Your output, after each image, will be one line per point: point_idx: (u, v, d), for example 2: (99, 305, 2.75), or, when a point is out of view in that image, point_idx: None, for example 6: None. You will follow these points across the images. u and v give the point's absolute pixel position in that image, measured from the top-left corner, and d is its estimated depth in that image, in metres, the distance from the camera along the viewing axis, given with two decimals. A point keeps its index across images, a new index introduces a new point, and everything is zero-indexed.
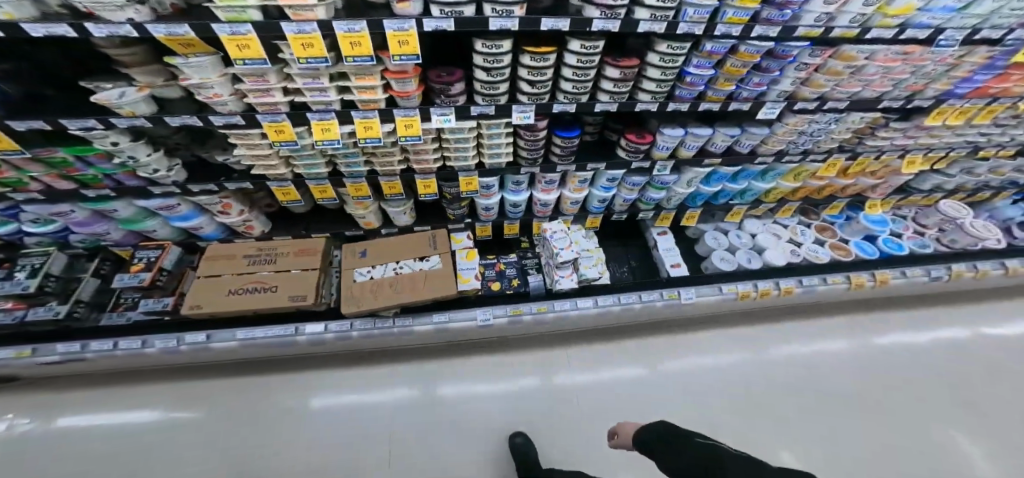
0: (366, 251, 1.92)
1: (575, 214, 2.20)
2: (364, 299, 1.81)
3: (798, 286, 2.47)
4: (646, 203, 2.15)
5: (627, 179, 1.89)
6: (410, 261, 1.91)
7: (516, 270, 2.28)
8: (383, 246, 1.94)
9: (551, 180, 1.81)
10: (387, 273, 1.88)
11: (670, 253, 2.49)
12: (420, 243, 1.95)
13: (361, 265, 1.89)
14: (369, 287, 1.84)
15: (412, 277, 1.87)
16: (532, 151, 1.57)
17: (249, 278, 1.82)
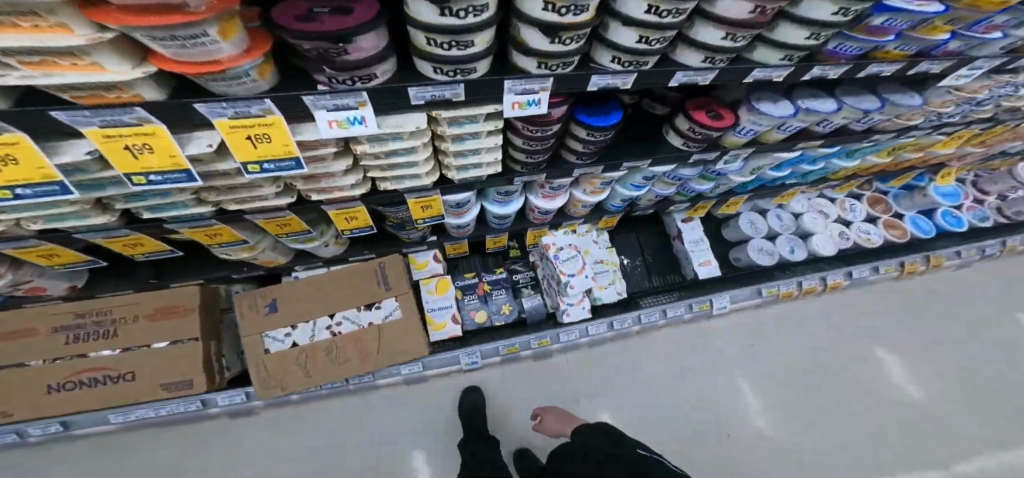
0: (277, 302, 1.21)
1: (585, 215, 1.52)
2: (293, 380, 1.19)
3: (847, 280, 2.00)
4: (683, 194, 1.54)
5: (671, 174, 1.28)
6: (355, 311, 1.24)
7: (505, 293, 1.56)
8: (307, 289, 1.22)
9: (560, 185, 1.18)
10: (317, 335, 1.21)
11: (697, 248, 1.83)
12: (366, 279, 1.26)
13: (273, 326, 1.19)
14: (293, 360, 1.19)
15: (361, 337, 1.22)
16: (536, 147, 0.90)
17: (82, 364, 1.15)
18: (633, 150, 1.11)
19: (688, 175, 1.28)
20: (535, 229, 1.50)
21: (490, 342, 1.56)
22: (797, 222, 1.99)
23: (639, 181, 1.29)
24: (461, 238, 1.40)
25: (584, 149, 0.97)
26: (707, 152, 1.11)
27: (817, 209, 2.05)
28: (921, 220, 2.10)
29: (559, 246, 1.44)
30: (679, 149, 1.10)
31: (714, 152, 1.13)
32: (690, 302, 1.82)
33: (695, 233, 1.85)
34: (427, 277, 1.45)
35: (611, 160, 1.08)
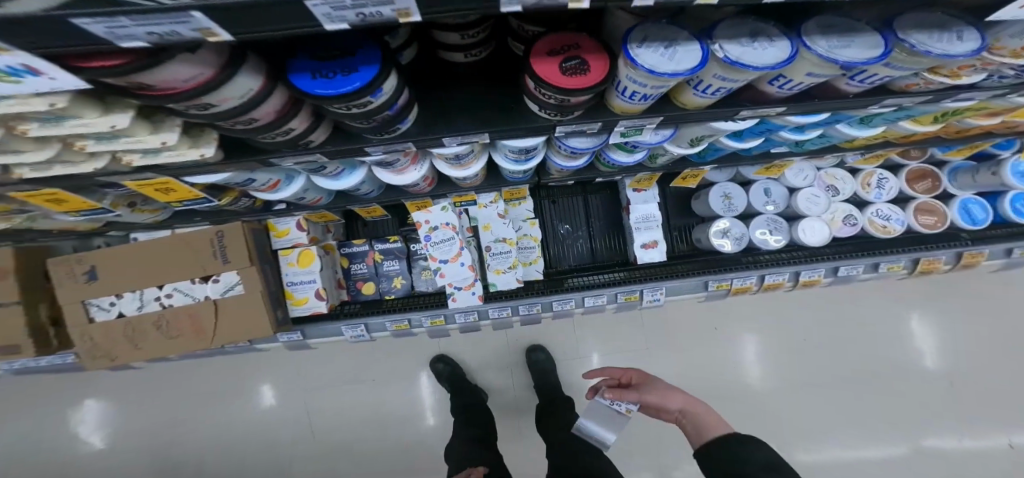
0: (98, 269, 1.08)
1: (480, 186, 1.27)
2: (120, 352, 1.13)
3: (829, 277, 1.54)
4: (607, 165, 1.19)
5: (563, 142, 0.94)
6: (187, 284, 1.14)
7: (399, 265, 1.51)
8: (130, 261, 1.09)
9: (391, 157, 0.91)
10: (146, 307, 1.12)
11: (642, 227, 1.54)
12: (195, 250, 1.12)
13: (94, 294, 1.09)
14: (117, 333, 1.11)
15: (190, 314, 1.14)
16: (273, 138, 0.64)
17: None
18: (479, 116, 0.79)
19: (585, 150, 0.94)
20: (416, 200, 1.25)
21: (383, 315, 1.48)
22: (787, 202, 1.56)
23: (511, 153, 0.97)
24: (319, 208, 1.20)
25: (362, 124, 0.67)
26: (585, 122, 0.79)
27: (821, 184, 1.56)
28: (976, 207, 1.60)
29: (435, 226, 1.27)
30: (545, 118, 0.78)
31: (597, 124, 0.80)
32: (617, 291, 1.50)
33: (643, 209, 1.53)
34: (289, 247, 1.33)
35: (437, 135, 0.77)
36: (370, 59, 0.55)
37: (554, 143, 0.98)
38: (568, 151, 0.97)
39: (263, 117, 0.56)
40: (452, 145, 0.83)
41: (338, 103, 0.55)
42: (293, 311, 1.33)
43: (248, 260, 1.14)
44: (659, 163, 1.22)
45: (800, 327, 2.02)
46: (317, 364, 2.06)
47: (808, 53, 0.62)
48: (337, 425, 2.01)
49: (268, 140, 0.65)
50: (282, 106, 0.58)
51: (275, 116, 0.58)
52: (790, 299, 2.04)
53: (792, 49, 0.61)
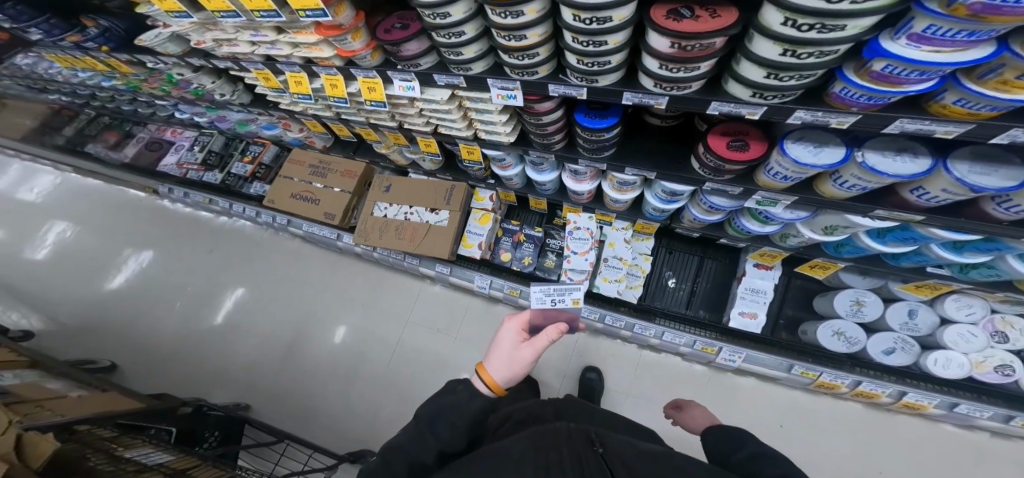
0: (391, 187, 1.82)
1: (620, 213, 1.57)
2: (373, 236, 1.77)
3: (938, 408, 1.47)
4: (737, 230, 1.41)
5: (703, 197, 1.22)
6: (422, 210, 1.74)
7: (532, 249, 1.76)
8: (405, 188, 1.79)
9: (577, 169, 1.31)
10: (395, 215, 1.77)
11: (747, 297, 1.64)
12: (437, 193, 1.73)
13: (382, 200, 1.82)
14: (380, 226, 1.77)
15: (416, 228, 1.72)
16: (542, 138, 1.15)
17: (303, 186, 1.98)
18: (653, 160, 1.15)
19: (723, 208, 1.21)
20: (572, 205, 1.60)
21: (506, 280, 1.77)
22: (931, 330, 1.48)
23: (662, 192, 1.28)
24: (511, 189, 1.68)
25: (591, 146, 1.13)
26: (732, 185, 1.08)
27: (988, 327, 1.42)
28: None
29: (579, 227, 1.66)
30: (699, 174, 1.10)
31: (747, 190, 1.09)
32: (697, 338, 1.64)
33: (755, 282, 1.64)
34: (477, 207, 1.76)
35: (624, 163, 1.16)
36: (618, 110, 1.03)
37: (697, 197, 1.27)
38: (708, 207, 1.26)
39: (553, 130, 1.10)
40: (628, 174, 1.21)
41: (597, 130, 1.03)
42: (461, 250, 1.71)
43: (458, 206, 1.68)
44: (789, 244, 1.38)
45: None
46: (418, 308, 2.48)
47: (946, 174, 0.82)
48: (411, 373, 2.33)
49: (543, 141, 1.19)
50: (560, 127, 1.10)
51: (553, 132, 1.11)
52: (927, 458, 1.68)
53: (931, 166, 0.83)
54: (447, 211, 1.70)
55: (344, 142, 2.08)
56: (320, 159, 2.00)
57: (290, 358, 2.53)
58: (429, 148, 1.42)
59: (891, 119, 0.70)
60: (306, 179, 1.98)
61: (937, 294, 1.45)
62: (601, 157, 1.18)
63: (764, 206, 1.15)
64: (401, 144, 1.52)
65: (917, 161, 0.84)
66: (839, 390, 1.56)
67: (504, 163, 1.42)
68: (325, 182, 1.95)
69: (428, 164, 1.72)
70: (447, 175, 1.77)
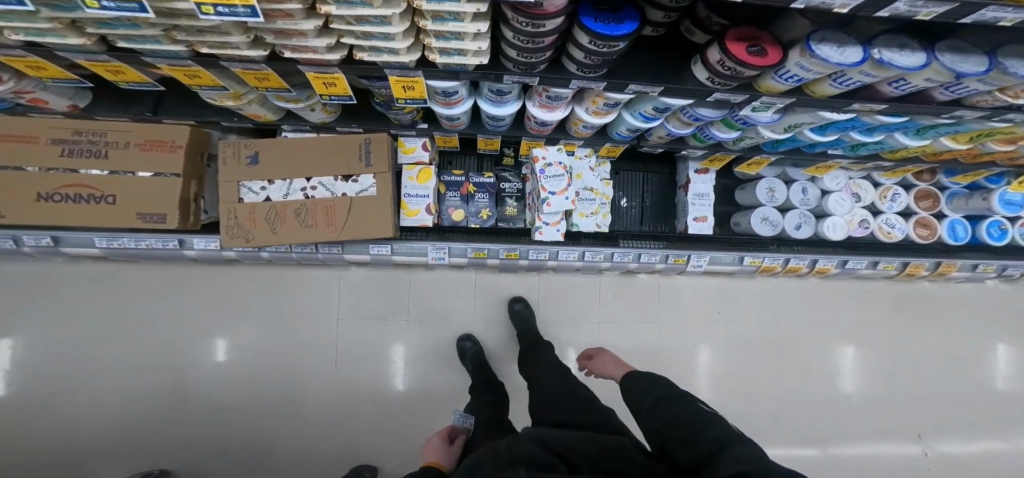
0: (259, 158, 1.23)
1: (586, 141, 1.44)
2: (264, 229, 1.23)
3: (838, 268, 1.90)
4: (699, 140, 1.39)
5: (687, 111, 1.15)
6: (330, 181, 1.25)
7: (488, 199, 1.63)
8: (294, 155, 1.24)
9: (558, 96, 1.06)
10: (291, 195, 1.24)
11: (697, 203, 1.80)
12: (346, 151, 1.25)
13: (251, 178, 1.22)
14: (266, 212, 1.23)
15: (332, 205, 1.25)
16: (524, 55, 0.82)
17: (79, 179, 1.19)
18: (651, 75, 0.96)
19: (708, 118, 1.15)
20: (530, 139, 1.42)
21: (467, 242, 1.62)
22: (819, 202, 1.83)
23: (648, 112, 1.14)
24: (454, 132, 1.34)
25: (586, 61, 0.85)
26: (734, 93, 0.98)
27: (849, 191, 1.84)
28: (960, 225, 1.93)
29: (549, 163, 1.42)
30: (705, 86, 0.96)
31: (743, 97, 1.00)
32: (669, 252, 1.77)
33: (701, 188, 1.79)
34: (412, 164, 1.42)
35: (627, 81, 0.95)
36: (633, 14, 0.75)
37: (679, 111, 1.18)
38: (690, 121, 1.19)
39: (547, 43, 0.78)
40: (626, 93, 1.00)
41: (609, 38, 0.74)
42: (405, 221, 1.42)
43: (387, 167, 1.26)
44: (739, 146, 1.42)
45: None
46: None
47: (936, 64, 0.84)
48: None
49: (517, 57, 0.84)
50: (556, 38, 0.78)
51: (546, 43, 0.78)
52: None
53: (927, 59, 0.81)
54: (372, 175, 1.27)
55: (129, 95, 1.24)
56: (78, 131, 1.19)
57: (193, 404, 1.97)
58: (338, 90, 0.93)
59: (976, 9, 0.62)
60: (64, 165, 1.18)
61: (823, 170, 1.77)
62: (592, 74, 0.91)
63: (751, 112, 1.10)
64: (278, 89, 0.95)
65: (916, 54, 0.82)
66: (777, 271, 1.90)
67: (443, 100, 1.09)
68: (110, 167, 1.19)
69: (318, 114, 1.18)
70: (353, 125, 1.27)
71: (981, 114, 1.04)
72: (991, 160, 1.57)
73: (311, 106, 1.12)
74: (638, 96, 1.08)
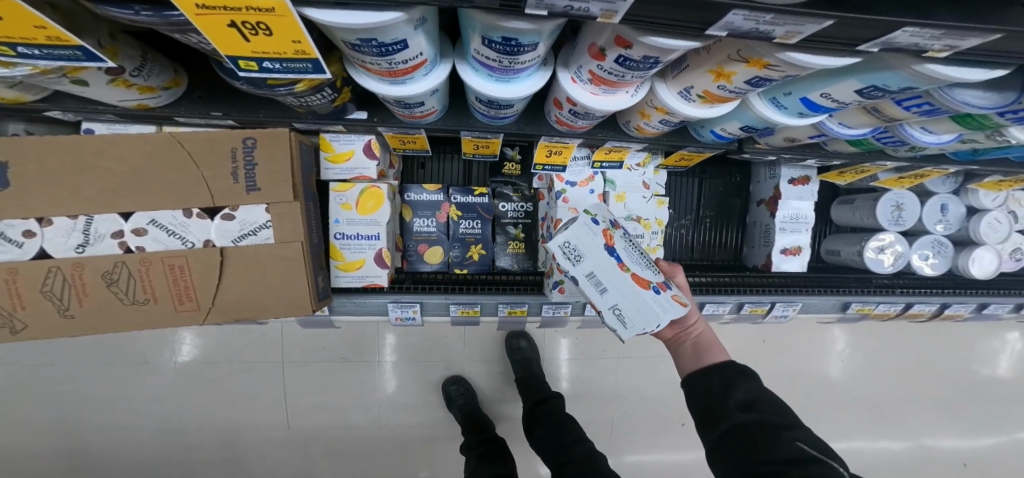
0: (14, 175, 0.58)
1: (650, 145, 0.81)
2: (41, 310, 0.60)
3: (972, 314, 1.31)
4: (858, 142, 0.76)
5: (916, 100, 0.49)
6: (176, 217, 0.62)
7: (480, 227, 1.09)
8: (102, 165, 0.59)
9: (650, 59, 0.43)
10: (96, 244, 0.61)
11: (787, 228, 1.14)
12: (204, 161, 0.61)
13: (1, 213, 0.58)
14: (43, 277, 0.59)
15: (183, 263, 0.62)
16: None
17: None
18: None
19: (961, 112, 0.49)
20: (556, 141, 0.82)
21: (445, 295, 1.02)
22: (963, 224, 1.24)
23: (825, 98, 0.48)
24: (420, 127, 0.73)
25: None
26: None
27: (1008, 209, 1.26)
28: None
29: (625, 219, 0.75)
30: None
31: None
32: (744, 301, 1.13)
33: (794, 206, 1.13)
34: (349, 180, 0.81)
35: (897, 19, 0.29)
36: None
37: (888, 100, 0.52)
38: (910, 115, 0.53)
39: None
40: (868, 48, 0.33)
41: None
42: (340, 279, 0.83)
43: (290, 191, 0.63)
44: (916, 156, 0.81)
45: (853, 347, 1.84)
46: None
47: None
48: None
49: None
50: None
51: None
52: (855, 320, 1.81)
53: None
54: (262, 206, 0.64)
55: None
56: None
57: (84, 467, 1.53)
58: (25, 34, 0.34)
59: None
60: None
61: (991, 180, 1.17)
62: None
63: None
64: None
65: None
66: (889, 317, 1.27)
67: (387, 69, 0.48)
68: None
69: (111, 92, 0.54)
70: (212, 115, 0.63)
71: None
72: None
73: (65, 70, 0.47)
74: (863, 62, 0.41)
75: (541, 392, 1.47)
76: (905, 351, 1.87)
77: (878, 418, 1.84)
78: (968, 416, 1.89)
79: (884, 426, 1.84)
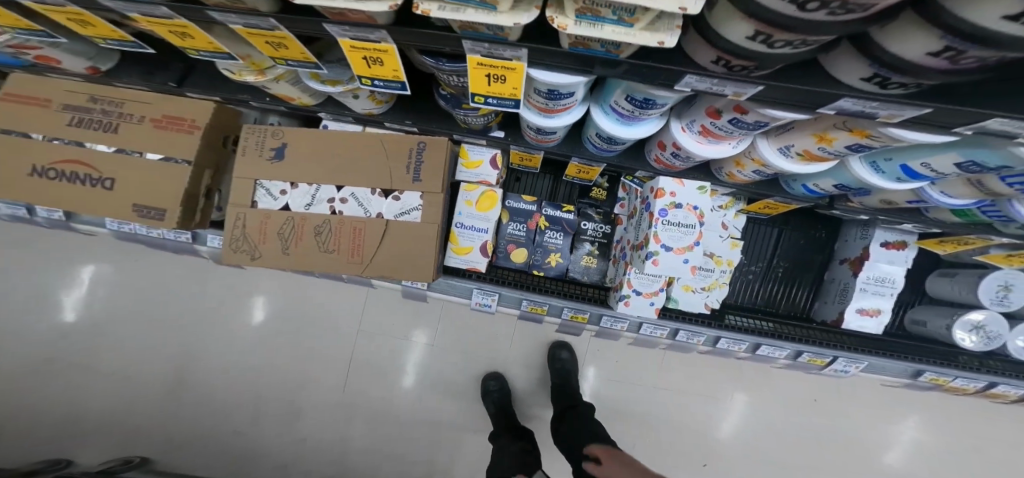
0: (291, 155, 0.94)
1: (741, 188, 0.91)
2: (276, 247, 0.93)
3: None
4: (963, 213, 0.80)
5: (1018, 177, 0.56)
6: (366, 193, 0.93)
7: (562, 239, 1.22)
8: (334, 153, 0.94)
9: (760, 122, 0.56)
10: (315, 206, 0.93)
11: (870, 289, 1.15)
12: (391, 158, 0.92)
13: (272, 176, 0.94)
14: (285, 223, 0.93)
15: (362, 227, 0.92)
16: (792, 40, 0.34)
17: (70, 153, 0.92)
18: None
19: None
20: (650, 175, 0.95)
21: (521, 291, 1.18)
22: None
23: (925, 167, 0.58)
24: (540, 149, 0.91)
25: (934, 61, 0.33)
26: None
27: None
28: None
29: (678, 203, 0.88)
30: None
31: None
32: (802, 349, 1.16)
33: (883, 269, 1.14)
34: (475, 183, 1.00)
35: (974, 107, 0.40)
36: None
37: (988, 175, 0.60)
38: (1012, 191, 0.60)
39: (827, 32, 0.32)
40: (952, 131, 0.45)
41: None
42: (450, 260, 1.02)
43: (439, 186, 0.91)
44: None
45: (911, 421, 1.75)
46: None
47: None
48: None
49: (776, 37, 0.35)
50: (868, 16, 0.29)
51: (851, 20, 0.30)
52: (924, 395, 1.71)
53: None
54: (418, 193, 0.92)
55: (161, 54, 0.99)
56: (92, 96, 0.94)
57: (195, 385, 1.88)
58: (384, 73, 0.58)
59: None
60: (66, 132, 0.93)
61: None
62: (903, 90, 0.40)
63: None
64: (306, 64, 0.64)
65: None
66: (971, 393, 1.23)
67: (546, 107, 0.65)
68: (114, 142, 0.93)
69: (362, 102, 0.87)
70: (404, 123, 0.93)
71: None
72: None
73: (353, 90, 0.79)
74: (955, 139, 0.51)
75: (577, 400, 1.56)
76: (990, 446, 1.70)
77: None
78: None
79: None
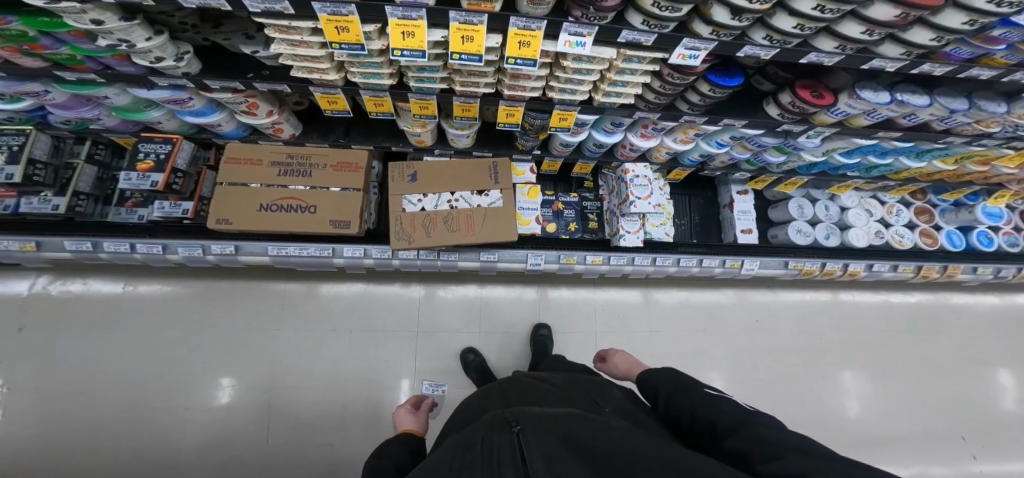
0: (420, 177, 1.63)
1: (661, 164, 1.80)
2: (420, 235, 1.57)
3: (866, 270, 2.14)
4: (753, 164, 1.74)
5: (753, 139, 1.46)
6: (468, 194, 1.62)
7: (575, 214, 1.91)
8: (445, 173, 1.64)
9: (662, 127, 1.41)
10: (440, 206, 1.61)
11: (742, 218, 2.07)
12: (479, 172, 1.65)
13: (411, 192, 1.61)
14: (424, 220, 1.59)
15: (470, 214, 1.61)
16: (669, 91, 1.14)
17: (284, 193, 1.55)
18: (733, 104, 1.30)
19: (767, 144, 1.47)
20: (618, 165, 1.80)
21: (557, 250, 1.85)
22: (839, 216, 2.17)
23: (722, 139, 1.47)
24: (559, 157, 1.73)
25: (699, 103, 1.21)
26: (797, 124, 1.26)
27: (862, 207, 2.20)
28: (954, 235, 2.24)
29: (636, 175, 1.71)
30: (776, 120, 1.25)
31: (802, 126, 1.28)
32: (725, 258, 2.01)
33: (743, 206, 2.08)
34: (524, 184, 1.75)
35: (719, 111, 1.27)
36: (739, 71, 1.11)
37: (745, 141, 1.51)
38: (754, 147, 1.52)
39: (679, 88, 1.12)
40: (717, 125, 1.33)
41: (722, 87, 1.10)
42: (520, 229, 1.71)
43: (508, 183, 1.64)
44: (781, 169, 1.78)
45: (807, 319, 2.59)
46: (419, 308, 2.29)
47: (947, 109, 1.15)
48: (420, 370, 2.18)
49: (664, 91, 1.15)
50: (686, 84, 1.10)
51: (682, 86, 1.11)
52: (805, 299, 2.62)
53: (928, 102, 1.12)
54: (498, 191, 1.64)
55: (327, 129, 1.67)
56: (287, 154, 1.60)
57: None
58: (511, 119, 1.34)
59: (966, 69, 0.98)
60: (278, 182, 1.56)
61: (841, 187, 2.14)
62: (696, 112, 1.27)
63: (803, 138, 1.38)
64: (471, 118, 1.35)
65: (936, 100, 1.14)
66: (816, 274, 2.12)
67: (575, 130, 1.45)
68: (310, 183, 1.57)
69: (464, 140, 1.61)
70: (485, 150, 1.73)
71: (979, 139, 1.36)
72: (963, 177, 1.98)
73: (467, 135, 1.53)
74: (720, 127, 1.42)
75: None
76: (850, 324, 2.61)
77: (842, 373, 2.47)
78: (910, 373, 2.52)
79: (849, 380, 2.45)
